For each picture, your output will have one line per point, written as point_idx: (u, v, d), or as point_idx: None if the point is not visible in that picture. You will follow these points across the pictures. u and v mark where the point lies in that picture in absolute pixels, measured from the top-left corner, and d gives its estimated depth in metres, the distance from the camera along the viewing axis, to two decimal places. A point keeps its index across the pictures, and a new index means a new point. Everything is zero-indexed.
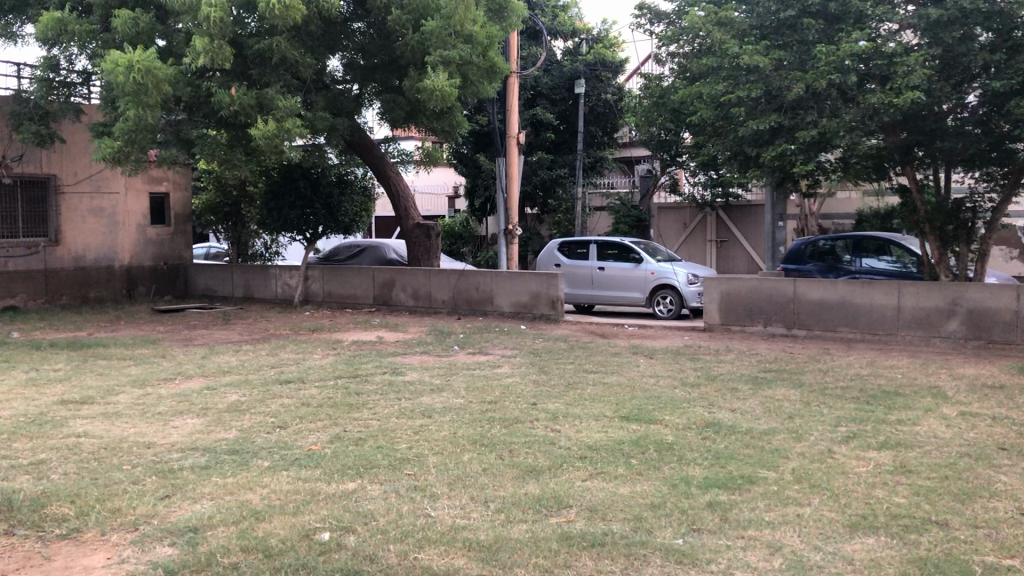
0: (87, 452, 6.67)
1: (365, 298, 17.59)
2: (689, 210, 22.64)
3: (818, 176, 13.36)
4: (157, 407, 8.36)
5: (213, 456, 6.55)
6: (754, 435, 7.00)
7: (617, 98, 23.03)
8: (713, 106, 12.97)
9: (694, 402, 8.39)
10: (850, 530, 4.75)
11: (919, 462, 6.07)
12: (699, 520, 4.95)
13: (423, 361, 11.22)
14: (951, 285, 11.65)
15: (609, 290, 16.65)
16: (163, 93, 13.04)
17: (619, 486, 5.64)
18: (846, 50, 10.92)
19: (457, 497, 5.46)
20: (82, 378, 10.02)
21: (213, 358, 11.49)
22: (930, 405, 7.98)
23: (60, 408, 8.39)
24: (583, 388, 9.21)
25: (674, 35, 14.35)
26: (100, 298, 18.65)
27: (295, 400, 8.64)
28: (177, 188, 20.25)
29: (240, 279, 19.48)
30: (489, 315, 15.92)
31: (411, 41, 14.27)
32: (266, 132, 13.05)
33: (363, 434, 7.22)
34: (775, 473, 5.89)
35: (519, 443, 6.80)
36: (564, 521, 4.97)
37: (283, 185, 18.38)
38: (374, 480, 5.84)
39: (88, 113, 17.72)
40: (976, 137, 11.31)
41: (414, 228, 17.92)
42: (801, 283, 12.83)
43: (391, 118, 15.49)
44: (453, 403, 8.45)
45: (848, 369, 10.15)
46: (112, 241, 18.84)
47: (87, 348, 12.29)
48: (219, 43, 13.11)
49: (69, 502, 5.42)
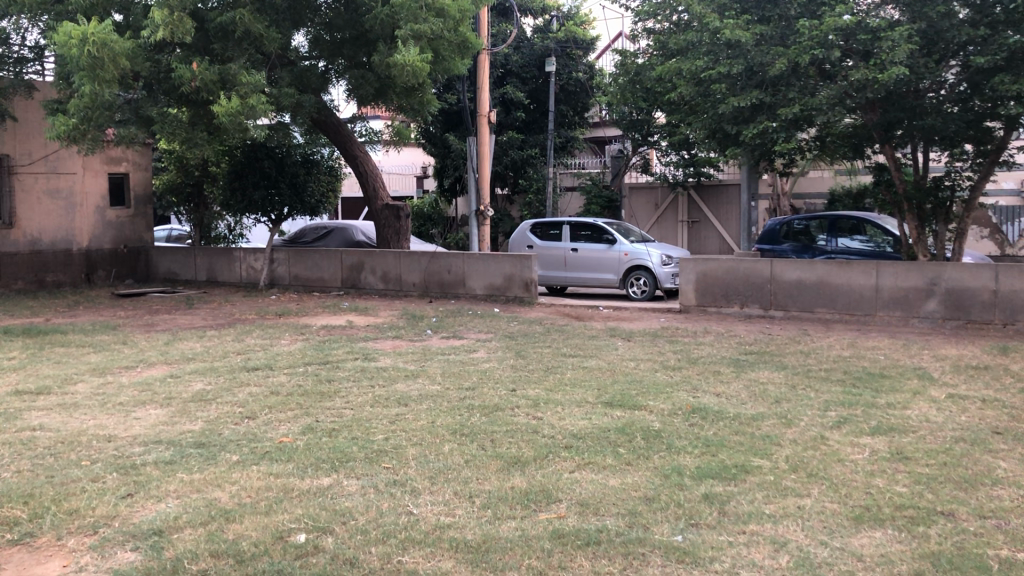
0: (42, 447, 6.26)
1: (333, 282, 17.15)
2: (661, 190, 22.46)
3: (795, 155, 13.20)
4: (118, 398, 7.92)
5: (178, 450, 6.16)
6: (742, 420, 6.81)
7: (588, 76, 22.92)
8: (693, 83, 12.71)
9: (677, 386, 8.16)
10: (855, 523, 4.58)
11: (915, 448, 5.93)
12: (697, 514, 4.71)
13: (396, 346, 10.91)
14: (930, 265, 11.57)
15: (583, 272, 16.35)
16: (120, 68, 12.43)
17: (608, 478, 5.38)
18: (830, 25, 10.76)
19: (440, 492, 5.16)
20: (38, 367, 9.52)
21: (176, 344, 11.01)
22: (917, 387, 7.85)
23: (14, 399, 7.91)
24: (562, 373, 8.94)
25: (652, 9, 13.92)
26: (58, 283, 17.99)
27: (262, 389, 8.25)
28: (137, 169, 19.49)
29: (204, 261, 18.95)
30: (461, 297, 15.61)
31: (379, 14, 13.86)
32: (229, 109, 12.51)
33: (337, 424, 6.89)
34: (769, 462, 5.69)
35: (501, 432, 6.51)
36: (555, 517, 4.71)
37: (246, 165, 17.83)
38: (350, 475, 5.53)
39: (42, 90, 17.00)
40: (954, 116, 11.30)
41: (382, 209, 17.44)
42: (778, 263, 12.67)
43: (359, 95, 14.97)
44: (430, 390, 8.14)
45: (830, 350, 9.99)
46: (69, 223, 18.15)
47: (42, 335, 11.72)
48: (179, 15, 12.55)
49: (22, 504, 5.02)
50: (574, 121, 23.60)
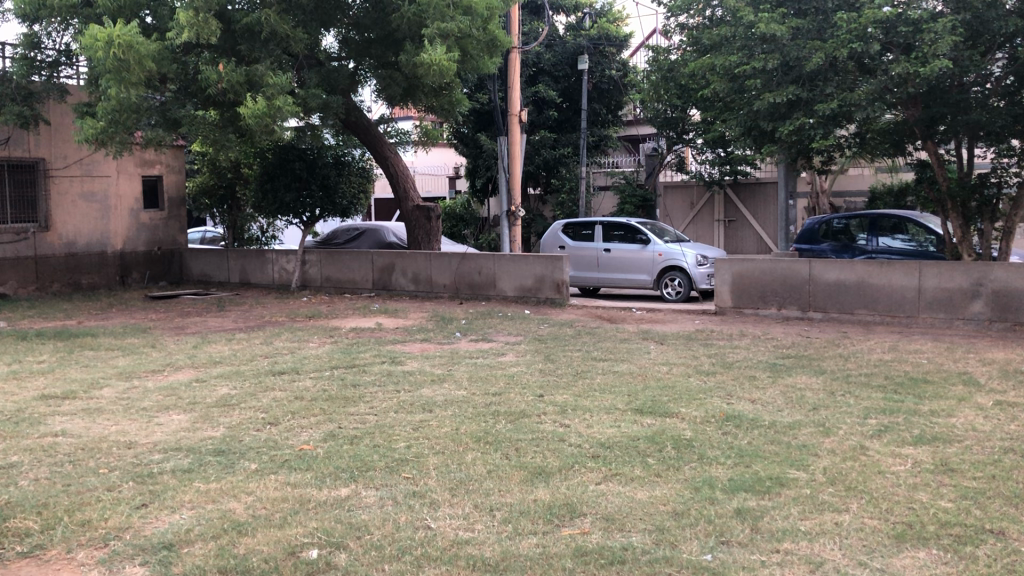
0: (62, 454, 6.19)
1: (364, 283, 17.08)
2: (696, 189, 22.07)
3: (833, 153, 12.80)
4: (143, 402, 7.87)
5: (196, 458, 6.05)
6: (778, 429, 6.53)
7: (622, 74, 22.60)
8: (727, 79, 12.40)
9: (711, 392, 7.90)
10: (896, 542, 4.31)
11: (961, 460, 5.61)
12: (728, 531, 4.47)
13: (424, 349, 10.75)
14: (975, 265, 11.14)
15: (615, 273, 16.09)
16: (147, 70, 12.45)
17: (636, 491, 5.16)
18: (870, 18, 10.45)
19: (460, 505, 4.99)
20: (67, 371, 9.51)
21: (205, 348, 10.96)
22: (964, 394, 7.49)
23: (39, 404, 7.89)
24: (591, 378, 8.70)
25: (684, 3, 13.59)
26: (93, 285, 18.16)
27: (287, 394, 8.14)
28: (171, 171, 19.63)
29: (237, 264, 19.03)
30: (491, 299, 15.42)
31: (407, 13, 13.74)
32: (256, 110, 12.44)
33: (359, 431, 6.74)
34: (805, 474, 5.42)
35: (527, 441, 6.32)
36: (578, 533, 4.50)
37: (277, 167, 17.85)
38: (368, 485, 5.37)
39: (74, 94, 17.13)
40: (1001, 110, 10.83)
41: (413, 210, 17.32)
42: (816, 263, 12.31)
43: (388, 95, 14.87)
44: (455, 395, 7.97)
45: (871, 354, 9.63)
46: (104, 225, 18.33)
47: (74, 338, 11.77)
48: (204, 16, 12.54)
49: (34, 514, 4.94)
50: (608, 120, 23.34)
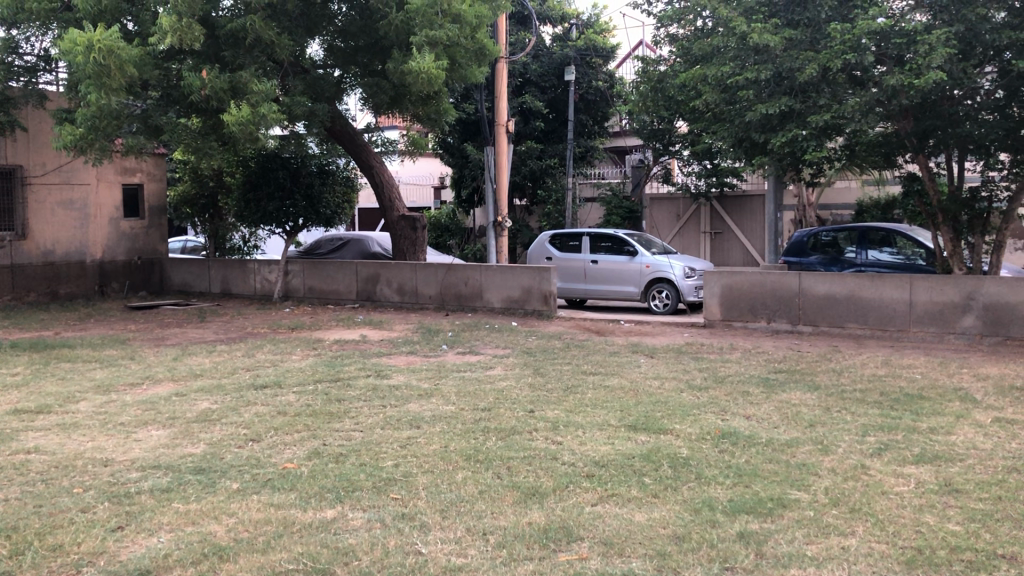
0: (35, 473, 5.93)
1: (347, 294, 16.84)
2: (683, 201, 22.05)
3: (823, 165, 12.72)
4: (120, 417, 7.61)
5: (175, 477, 5.80)
6: (775, 447, 6.37)
7: (608, 85, 22.56)
8: (718, 89, 12.30)
9: (705, 408, 7.73)
10: (906, 568, 4.15)
11: (966, 480, 5.48)
12: (732, 557, 4.30)
13: (410, 363, 10.51)
14: (967, 279, 11.07)
15: (602, 285, 15.95)
16: (127, 75, 12.19)
17: (634, 513, 4.97)
18: (863, 29, 10.30)
19: (451, 528, 4.77)
20: (42, 384, 9.20)
21: (184, 360, 10.69)
22: (961, 410, 7.38)
23: (12, 419, 7.60)
24: (582, 393, 8.49)
25: (675, 14, 13.49)
26: (71, 295, 17.80)
27: (270, 409, 7.89)
28: (151, 179, 19.37)
29: (218, 273, 18.71)
30: (477, 310, 15.23)
31: (394, 20, 13.57)
32: (240, 117, 12.21)
33: (344, 448, 6.51)
34: (807, 495, 5.26)
35: (519, 459, 6.13)
36: (576, 558, 4.31)
37: (260, 175, 17.58)
38: (355, 507, 5.15)
39: (53, 100, 16.84)
40: (992, 123, 10.74)
41: (398, 219, 17.07)
42: (806, 276, 12.20)
43: (375, 103, 14.67)
44: (443, 411, 7.75)
45: (863, 369, 9.51)
46: (83, 234, 17.99)
47: (49, 349, 11.44)
48: (188, 21, 12.33)
49: (3, 538, 4.68)
50: (594, 131, 23.27)
